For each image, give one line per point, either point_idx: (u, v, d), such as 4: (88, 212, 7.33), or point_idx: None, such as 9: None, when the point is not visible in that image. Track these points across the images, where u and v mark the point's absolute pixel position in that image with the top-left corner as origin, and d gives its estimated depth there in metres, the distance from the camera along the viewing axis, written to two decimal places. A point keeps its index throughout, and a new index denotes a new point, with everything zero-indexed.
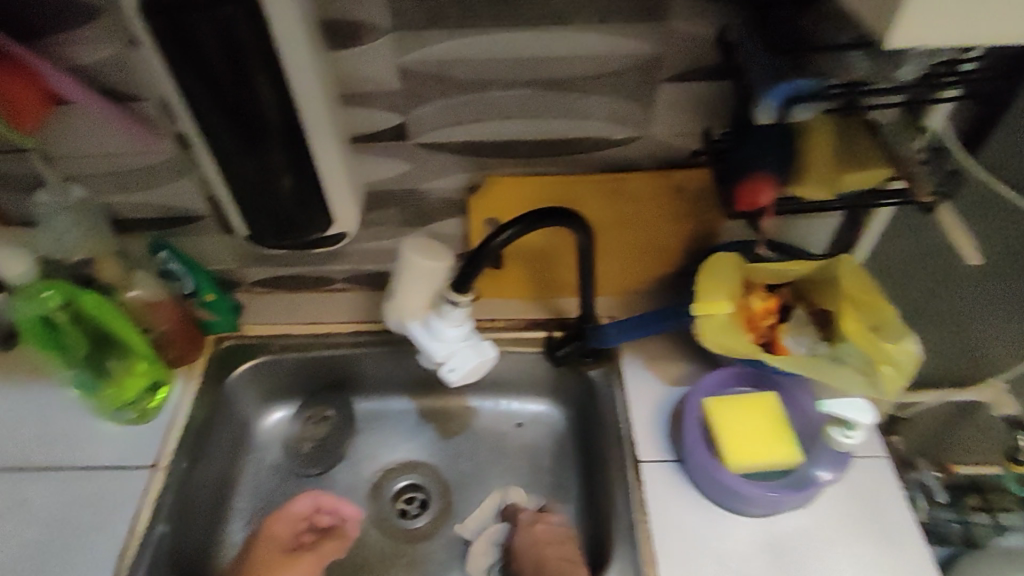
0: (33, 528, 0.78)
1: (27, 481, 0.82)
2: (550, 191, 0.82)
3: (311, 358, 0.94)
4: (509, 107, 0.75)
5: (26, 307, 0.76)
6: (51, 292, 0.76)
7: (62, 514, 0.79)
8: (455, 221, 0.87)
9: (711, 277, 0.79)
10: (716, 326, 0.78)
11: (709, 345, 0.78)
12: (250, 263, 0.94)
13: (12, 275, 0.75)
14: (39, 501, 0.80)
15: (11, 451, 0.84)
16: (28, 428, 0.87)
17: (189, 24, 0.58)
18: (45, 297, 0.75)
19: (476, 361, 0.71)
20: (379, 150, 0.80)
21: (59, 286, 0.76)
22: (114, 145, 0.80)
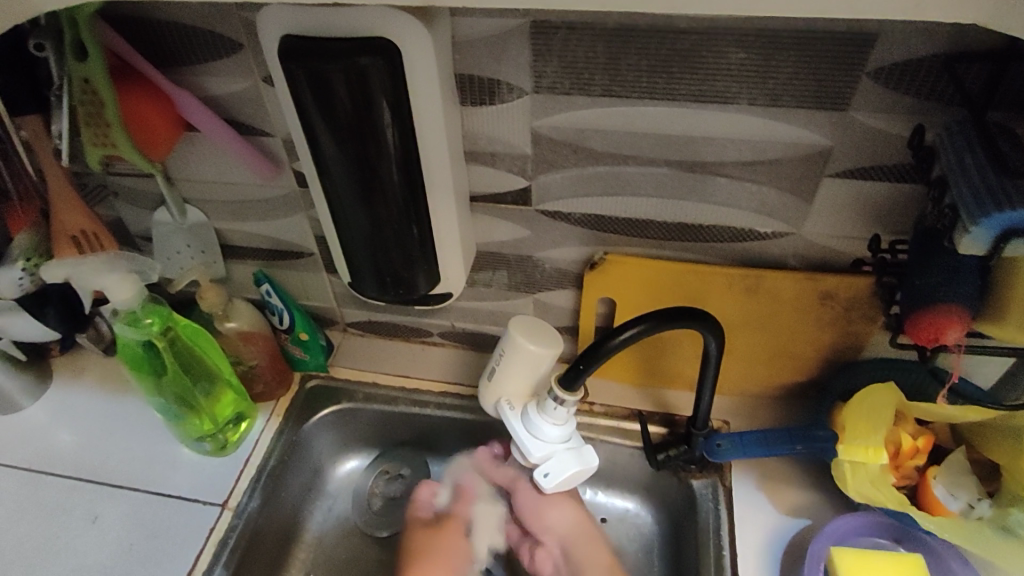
0: (103, 552, 0.77)
1: (102, 498, 0.82)
2: (678, 279, 0.73)
3: (394, 413, 0.89)
4: (644, 186, 0.67)
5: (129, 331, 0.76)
6: (153, 319, 0.76)
7: (132, 541, 0.78)
8: (566, 293, 0.80)
9: (859, 417, 0.70)
10: (865, 474, 0.69)
11: (850, 494, 0.69)
12: (349, 304, 0.91)
13: (120, 300, 0.73)
14: (110, 521, 0.80)
15: (93, 463, 0.85)
16: (113, 441, 0.86)
17: (323, 76, 0.55)
18: (147, 322, 0.75)
19: (576, 469, 0.63)
20: (497, 213, 0.74)
21: (161, 312, 0.76)
22: (236, 175, 0.78)
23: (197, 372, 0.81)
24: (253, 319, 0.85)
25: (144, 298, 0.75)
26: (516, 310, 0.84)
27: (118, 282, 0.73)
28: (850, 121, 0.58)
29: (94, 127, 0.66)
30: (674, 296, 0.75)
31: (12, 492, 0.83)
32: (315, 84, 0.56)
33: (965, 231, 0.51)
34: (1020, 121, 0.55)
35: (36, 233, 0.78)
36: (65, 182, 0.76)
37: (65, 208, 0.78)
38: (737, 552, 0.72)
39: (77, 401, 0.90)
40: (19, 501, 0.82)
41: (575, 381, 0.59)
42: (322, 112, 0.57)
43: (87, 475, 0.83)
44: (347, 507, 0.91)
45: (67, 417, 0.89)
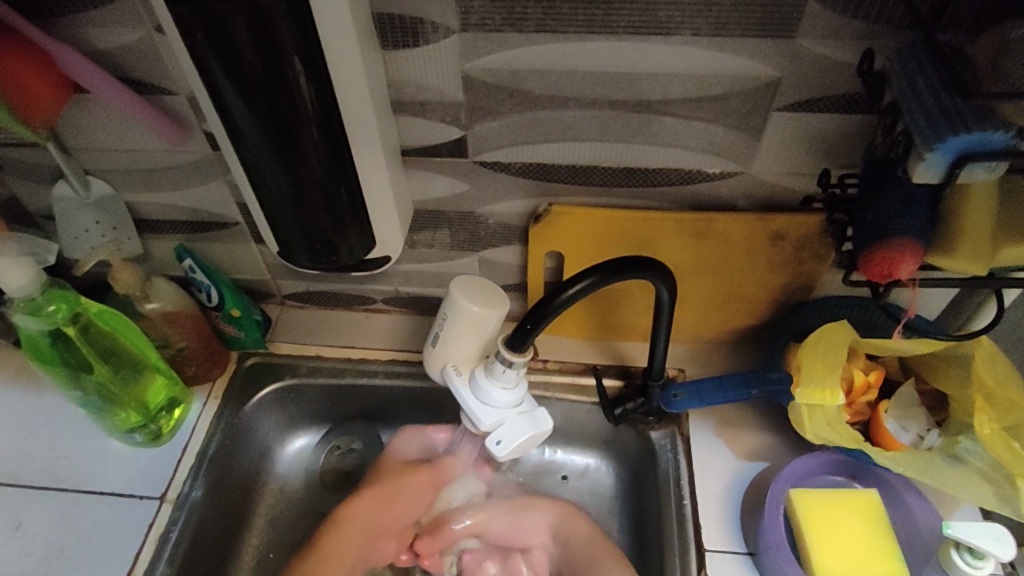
0: (32, 560, 0.72)
1: (25, 501, 0.76)
2: (627, 228, 0.70)
3: (341, 386, 0.85)
4: (587, 130, 0.63)
5: (32, 321, 0.69)
6: (58, 306, 0.69)
7: (62, 546, 0.72)
8: (512, 249, 0.76)
9: (816, 356, 0.69)
10: (822, 415, 0.68)
11: (809, 435, 0.68)
12: (283, 275, 0.85)
13: (13, 285, 0.65)
14: (35, 526, 0.74)
15: (11, 466, 0.78)
16: (32, 440, 0.80)
17: (218, 19, 0.48)
18: (51, 311, 0.68)
19: (529, 433, 0.59)
20: (431, 167, 0.69)
21: (66, 298, 0.69)
22: (139, 141, 0.70)
23: (119, 359, 0.74)
24: (178, 299, 0.79)
25: (43, 283, 0.68)
26: (462, 270, 0.80)
27: (8, 266, 0.64)
28: (798, 49, 0.55)
29: None
30: (624, 246, 0.72)
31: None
32: (209, 30, 0.49)
33: (919, 159, 0.49)
34: (969, 43, 0.52)
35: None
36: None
37: None
38: (697, 501, 0.71)
39: None
40: None
41: (522, 342, 0.55)
42: (223, 63, 0.51)
43: (7, 480, 0.77)
44: (299, 487, 0.87)
45: None
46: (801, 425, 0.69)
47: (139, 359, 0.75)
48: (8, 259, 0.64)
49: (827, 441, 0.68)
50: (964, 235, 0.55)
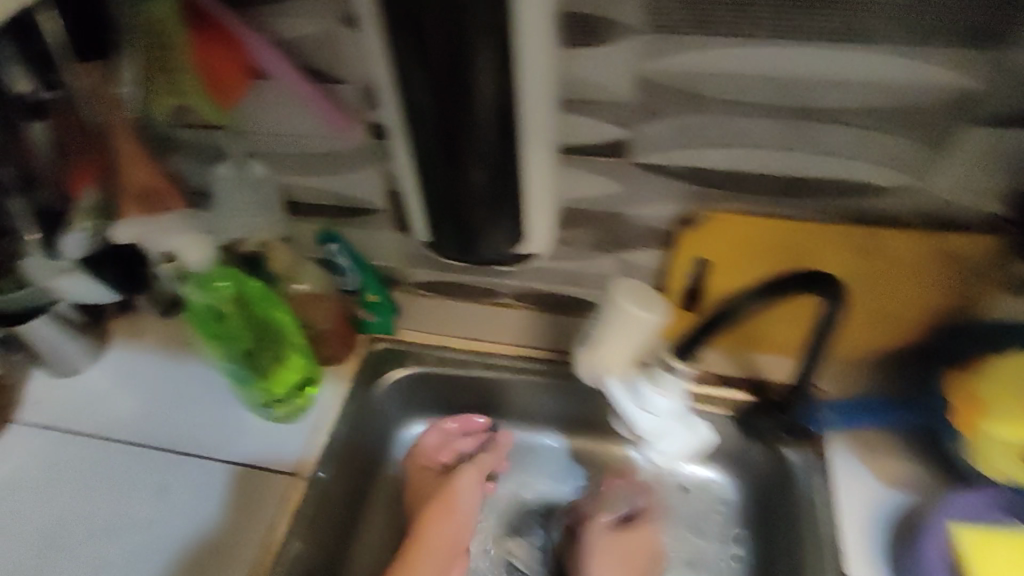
0: (178, 520, 0.75)
1: (169, 464, 0.80)
2: (785, 240, 0.68)
3: (466, 377, 0.86)
4: (758, 137, 0.62)
5: (201, 293, 0.73)
6: (227, 282, 0.73)
7: (202, 509, 0.76)
8: (655, 253, 0.75)
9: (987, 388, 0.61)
10: (1002, 453, 0.61)
11: (990, 474, 0.63)
12: (419, 265, 0.87)
13: (194, 261, 0.71)
14: (178, 488, 0.78)
15: (156, 429, 0.82)
16: (174, 408, 0.84)
17: (421, 12, 0.50)
18: (221, 285, 0.72)
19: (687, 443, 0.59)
20: (587, 167, 0.68)
21: (234, 274, 0.73)
22: (305, 127, 0.73)
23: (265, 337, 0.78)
24: (324, 282, 0.82)
25: (215, 262, 0.72)
26: (598, 270, 0.79)
27: (186, 241, 0.69)
28: (1008, 61, 0.52)
29: (165, 74, 0.64)
30: (780, 258, 0.69)
31: (81, 461, 0.80)
32: (407, 25, 0.52)
33: None
34: None
35: (100, 192, 0.69)
36: (130, 135, 0.70)
37: (129, 162, 0.71)
38: (836, 526, 0.68)
39: (140, 370, 0.88)
40: (85, 465, 0.80)
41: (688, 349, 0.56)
42: (416, 55, 0.53)
43: (158, 444, 0.81)
44: None
45: (128, 383, 0.86)
46: (977, 461, 0.63)
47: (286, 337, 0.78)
48: (190, 237, 0.70)
49: (1009, 479, 0.62)
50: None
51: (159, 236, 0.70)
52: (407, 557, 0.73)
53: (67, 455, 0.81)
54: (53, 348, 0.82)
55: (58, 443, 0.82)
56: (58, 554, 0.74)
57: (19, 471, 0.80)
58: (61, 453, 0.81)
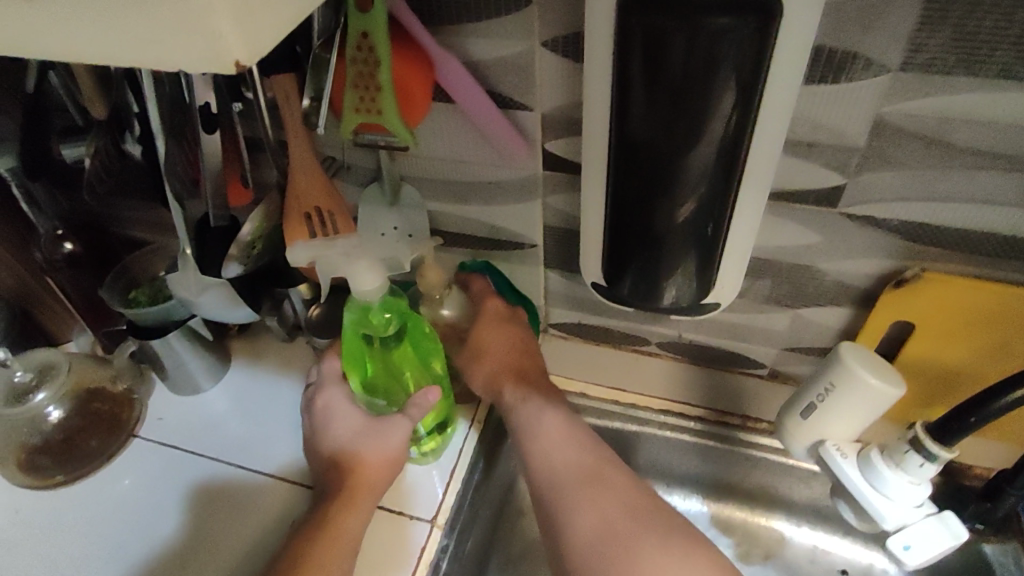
0: (268, 542, 0.71)
1: (239, 482, 0.76)
2: (1014, 308, 0.60)
3: (606, 429, 0.80)
4: (1001, 192, 0.55)
5: (359, 323, 0.67)
6: (389, 314, 0.67)
7: (273, 535, 0.72)
8: (842, 312, 0.68)
9: None
10: None
11: None
12: (559, 304, 0.81)
13: (363, 291, 0.63)
14: (251, 511, 0.74)
15: (226, 444, 0.79)
16: (243, 423, 0.80)
17: (667, 30, 0.45)
18: (382, 317, 0.66)
19: (946, 544, 0.54)
20: (786, 213, 0.62)
21: (396, 306, 0.67)
22: (473, 154, 0.68)
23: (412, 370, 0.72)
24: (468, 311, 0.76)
25: (384, 293, 0.66)
26: (767, 325, 0.72)
27: (362, 269, 0.63)
28: None
29: (359, 90, 0.59)
30: (1004, 326, 0.62)
31: (155, 471, 0.77)
32: (650, 49, 0.47)
33: None
34: None
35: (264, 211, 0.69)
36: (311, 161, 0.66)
37: (307, 183, 0.67)
38: None
39: (261, 391, 0.84)
40: (156, 475, 0.77)
41: (961, 434, 0.50)
42: (647, 76, 0.48)
43: (278, 473, 0.76)
44: None
45: (244, 408, 0.82)
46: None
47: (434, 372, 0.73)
48: (365, 263, 0.63)
49: None
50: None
51: (336, 261, 0.63)
52: (351, 499, 0.65)
53: (185, 476, 0.77)
54: (179, 363, 0.80)
55: (175, 462, 0.78)
56: (113, 560, 0.71)
57: (134, 489, 0.76)
58: (141, 463, 0.78)
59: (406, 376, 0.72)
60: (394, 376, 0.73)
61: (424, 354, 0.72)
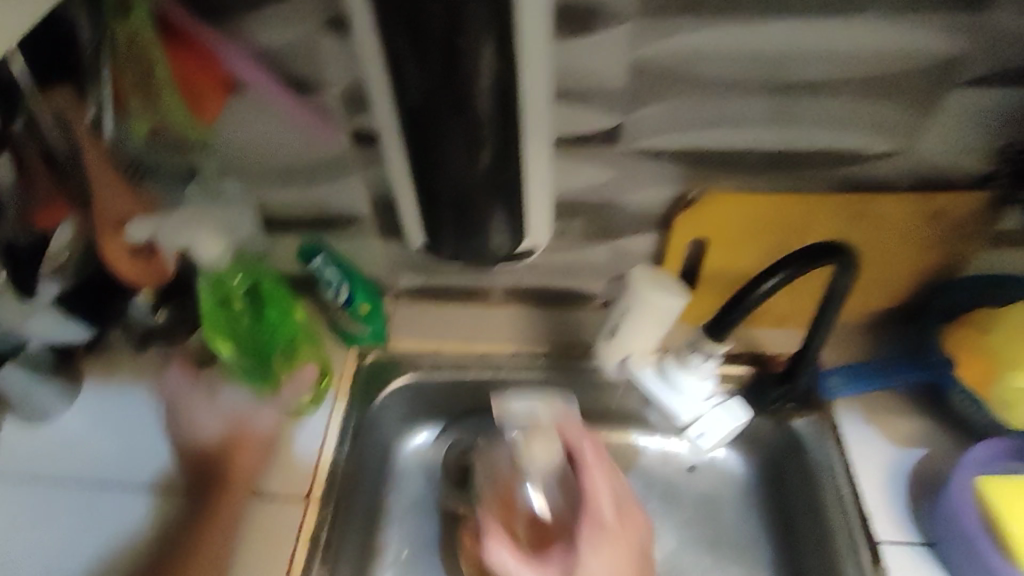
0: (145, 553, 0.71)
1: (108, 497, 0.75)
2: (781, 213, 0.69)
3: (466, 380, 0.85)
4: (748, 113, 0.63)
5: (214, 290, 0.73)
6: (241, 275, 0.73)
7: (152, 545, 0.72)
8: (648, 238, 0.76)
9: (1008, 339, 0.65)
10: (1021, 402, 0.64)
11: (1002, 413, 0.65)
12: (405, 269, 0.86)
13: (208, 258, 0.66)
14: (122, 528, 0.73)
15: (86, 467, 0.77)
16: (103, 443, 0.78)
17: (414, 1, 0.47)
18: (233, 280, 0.73)
19: (733, 427, 0.65)
20: (580, 156, 0.68)
21: (244, 269, 0.74)
22: (283, 139, 0.70)
23: (277, 331, 0.78)
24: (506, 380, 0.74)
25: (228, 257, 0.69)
26: (590, 260, 0.79)
27: (203, 236, 0.66)
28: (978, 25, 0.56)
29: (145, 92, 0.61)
30: (775, 231, 0.71)
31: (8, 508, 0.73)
32: (405, 22, 0.48)
33: None
34: None
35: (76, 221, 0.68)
36: (106, 160, 0.65)
37: (107, 189, 0.66)
38: (859, 486, 0.70)
39: (126, 408, 0.81)
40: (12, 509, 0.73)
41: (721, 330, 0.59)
42: (411, 49, 0.50)
43: (147, 482, 0.76)
44: (421, 486, 0.86)
45: (103, 428, 0.79)
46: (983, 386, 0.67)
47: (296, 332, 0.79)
48: (203, 230, 0.66)
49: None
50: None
51: (176, 231, 0.66)
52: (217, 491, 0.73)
53: (56, 510, 0.74)
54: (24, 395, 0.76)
55: (40, 501, 0.74)
56: None
57: None
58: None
59: (271, 337, 0.78)
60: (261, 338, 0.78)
61: (283, 313, 0.78)
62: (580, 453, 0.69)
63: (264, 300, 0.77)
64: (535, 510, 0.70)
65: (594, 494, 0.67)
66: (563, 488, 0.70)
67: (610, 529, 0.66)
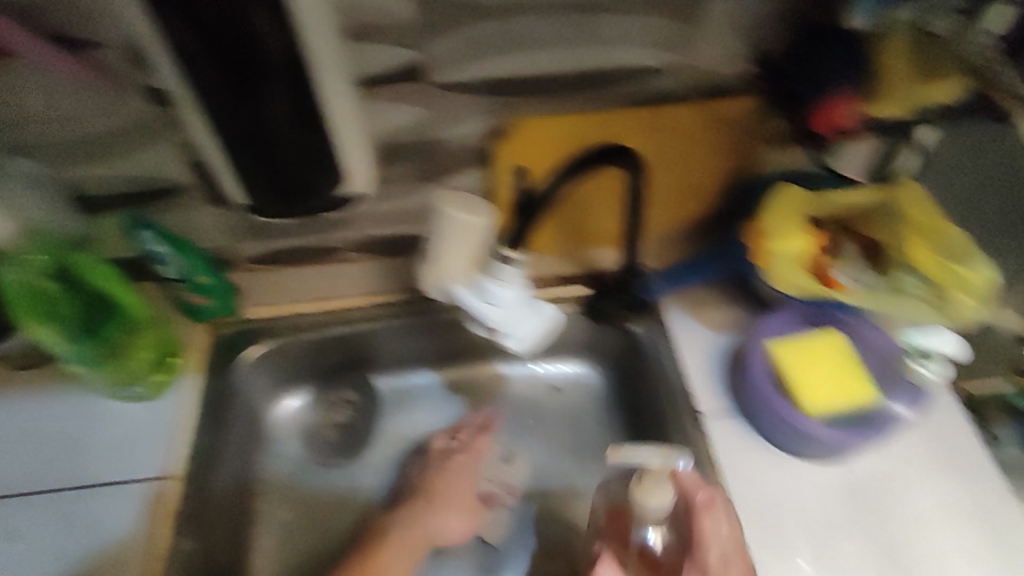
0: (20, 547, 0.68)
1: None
2: (587, 132, 0.75)
3: (326, 338, 0.86)
4: (537, 37, 0.67)
5: (20, 273, 0.67)
6: (47, 255, 0.68)
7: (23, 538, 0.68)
8: (477, 172, 0.79)
9: (778, 211, 0.71)
10: (785, 262, 0.70)
11: (777, 284, 0.72)
12: (244, 237, 0.82)
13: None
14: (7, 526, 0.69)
15: None
16: None
17: None
18: (35, 261, 0.67)
19: (540, 325, 0.64)
20: (390, 96, 0.70)
21: (50, 248, 0.68)
22: (74, 109, 0.66)
23: (108, 315, 0.73)
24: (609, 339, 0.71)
25: (26, 236, 0.67)
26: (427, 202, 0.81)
27: None
28: None
29: None
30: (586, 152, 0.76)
31: None
32: None
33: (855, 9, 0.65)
34: None
35: None
36: None
37: None
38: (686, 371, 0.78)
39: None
40: None
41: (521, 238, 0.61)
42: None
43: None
44: (299, 448, 0.87)
45: None
46: (767, 273, 0.72)
47: (132, 316, 0.73)
48: None
49: (799, 290, 0.71)
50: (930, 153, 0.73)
51: None
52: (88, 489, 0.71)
53: None
54: None
55: None
56: None
57: None
58: None
59: (105, 324, 0.73)
60: (92, 323, 0.72)
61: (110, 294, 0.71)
62: (693, 498, 0.59)
63: (85, 282, 0.70)
64: (649, 546, 0.60)
65: (706, 541, 0.58)
66: (674, 526, 0.62)
67: (722, 570, 0.58)
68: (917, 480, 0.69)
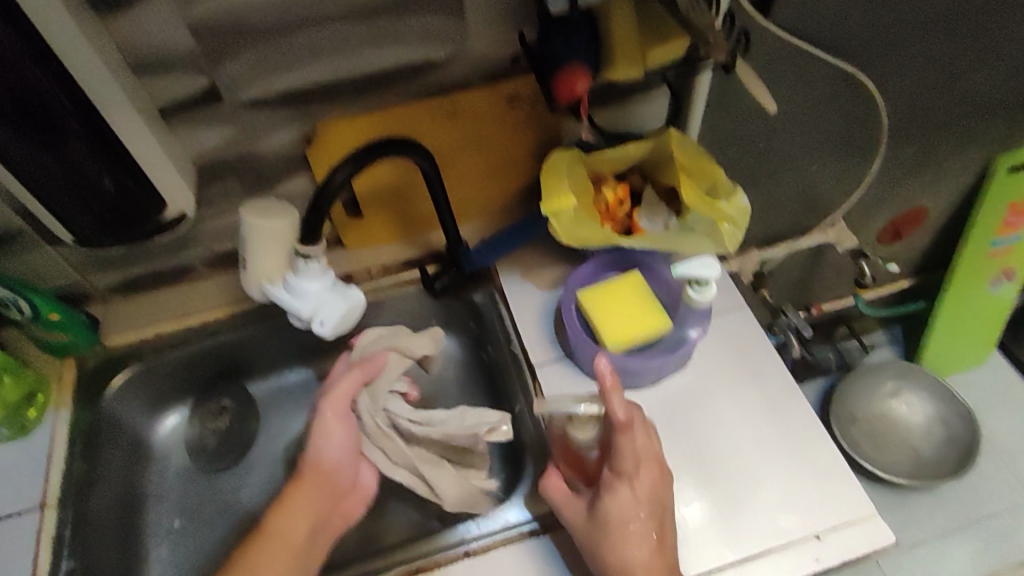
0: None
1: None
2: (390, 127, 0.82)
3: (191, 353, 0.90)
4: (318, 50, 0.73)
5: None
6: None
7: None
8: (300, 177, 0.85)
9: (552, 174, 0.81)
10: (567, 219, 0.80)
11: (567, 241, 0.80)
12: (94, 269, 0.87)
13: None
14: None
15: None
16: None
17: None
18: None
19: (343, 305, 0.70)
20: (194, 119, 0.75)
21: None
22: None
23: None
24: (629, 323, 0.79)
25: None
26: None
27: None
28: None
29: None
30: None
31: None
32: None
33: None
34: None
35: None
36: None
37: None
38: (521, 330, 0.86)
39: None
40: None
41: (314, 232, 0.66)
42: None
43: None
44: (183, 459, 0.91)
45: None
46: (555, 234, 0.80)
47: None
48: None
49: (585, 242, 0.80)
50: (684, 113, 0.92)
51: None
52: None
53: None
54: None
55: None
56: None
57: None
58: None
59: None
60: None
61: None
62: (612, 417, 0.66)
63: None
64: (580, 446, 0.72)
65: (621, 452, 0.67)
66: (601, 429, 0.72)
67: (632, 472, 0.67)
68: (719, 382, 0.85)
